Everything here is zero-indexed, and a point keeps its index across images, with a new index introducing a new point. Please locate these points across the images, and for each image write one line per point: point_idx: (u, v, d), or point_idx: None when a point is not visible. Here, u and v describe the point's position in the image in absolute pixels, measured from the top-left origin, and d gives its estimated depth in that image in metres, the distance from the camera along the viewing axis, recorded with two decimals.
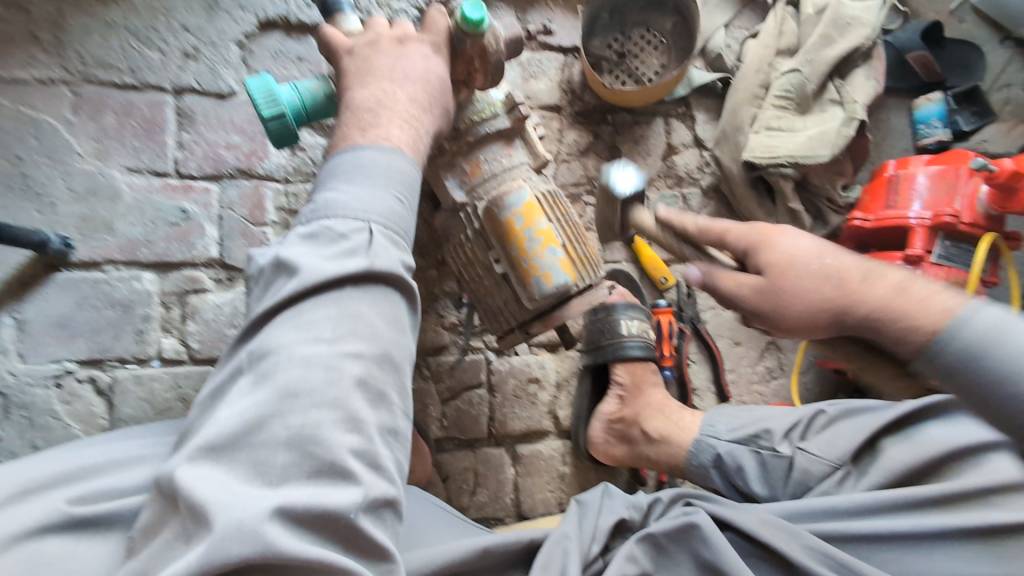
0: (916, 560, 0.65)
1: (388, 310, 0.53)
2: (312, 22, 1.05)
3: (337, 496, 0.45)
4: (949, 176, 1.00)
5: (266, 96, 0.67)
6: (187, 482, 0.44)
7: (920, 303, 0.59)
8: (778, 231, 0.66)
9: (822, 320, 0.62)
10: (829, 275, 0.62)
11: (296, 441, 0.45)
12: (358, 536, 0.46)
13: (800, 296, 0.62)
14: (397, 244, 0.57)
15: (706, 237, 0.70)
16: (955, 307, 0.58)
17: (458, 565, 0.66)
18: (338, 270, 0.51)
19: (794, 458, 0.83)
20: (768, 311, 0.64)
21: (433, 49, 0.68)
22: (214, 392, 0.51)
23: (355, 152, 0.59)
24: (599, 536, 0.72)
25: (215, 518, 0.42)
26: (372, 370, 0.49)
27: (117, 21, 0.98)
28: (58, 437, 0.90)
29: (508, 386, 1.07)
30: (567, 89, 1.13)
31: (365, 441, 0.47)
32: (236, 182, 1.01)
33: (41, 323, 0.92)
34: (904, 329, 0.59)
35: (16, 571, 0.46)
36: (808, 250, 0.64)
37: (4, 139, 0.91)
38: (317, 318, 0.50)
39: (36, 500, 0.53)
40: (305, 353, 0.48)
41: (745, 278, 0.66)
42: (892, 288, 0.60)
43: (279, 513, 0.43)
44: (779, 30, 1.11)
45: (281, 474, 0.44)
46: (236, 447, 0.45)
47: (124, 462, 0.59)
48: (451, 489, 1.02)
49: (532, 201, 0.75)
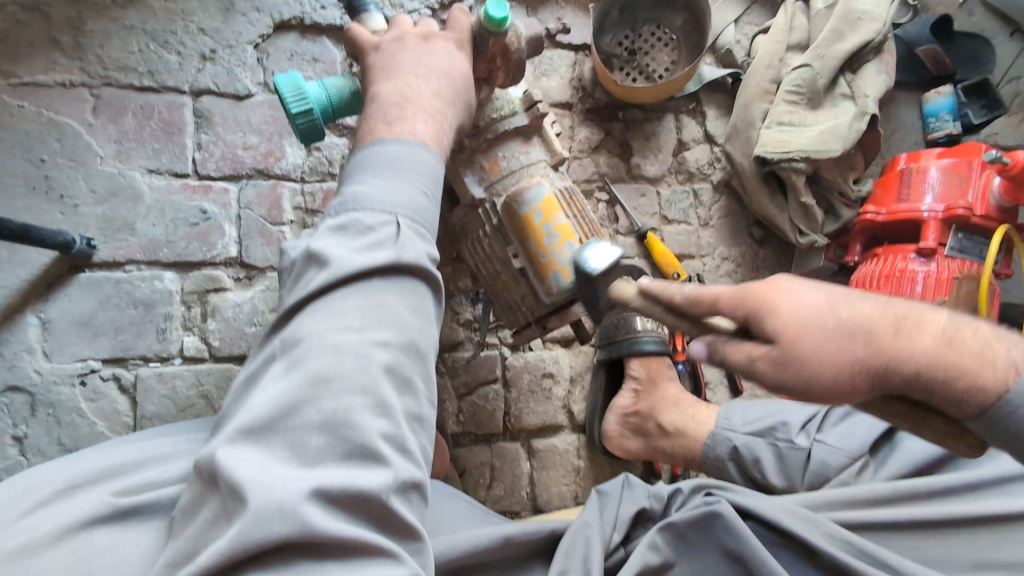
0: (937, 547, 0.66)
1: (413, 300, 0.55)
2: (326, 23, 1.06)
3: (369, 479, 0.46)
4: (961, 169, 1.00)
5: (293, 92, 0.67)
6: (227, 462, 0.45)
7: (978, 355, 0.52)
8: (773, 288, 0.54)
9: (858, 386, 0.52)
10: (854, 335, 0.52)
11: (329, 424, 0.46)
12: (390, 516, 0.47)
13: (826, 366, 0.52)
14: (423, 237, 0.58)
15: (698, 307, 0.56)
16: (1020, 357, 0.53)
17: (482, 554, 0.68)
18: (367, 261, 0.53)
19: (812, 449, 0.85)
20: (793, 384, 0.53)
21: (456, 45, 0.69)
22: (249, 380, 0.53)
23: (381, 144, 0.61)
24: (620, 526, 0.75)
25: (253, 499, 0.43)
26: (399, 358, 0.51)
27: (136, 24, 0.99)
28: (83, 434, 0.92)
29: (524, 381, 1.08)
30: (578, 87, 1.14)
31: (394, 426, 0.48)
32: (253, 182, 1.02)
33: (65, 322, 0.93)
34: (975, 388, 0.52)
35: (68, 561, 0.48)
36: (815, 303, 0.53)
37: (27, 142, 0.93)
38: (347, 307, 0.51)
39: (81, 498, 0.55)
40: (336, 339, 0.49)
41: (755, 348, 0.54)
42: (933, 341, 0.52)
43: (316, 494, 0.44)
44: (790, 25, 1.12)
45: (315, 456, 0.46)
46: (272, 430, 0.47)
47: (158, 459, 0.61)
48: (468, 483, 1.03)
49: (550, 197, 0.76)
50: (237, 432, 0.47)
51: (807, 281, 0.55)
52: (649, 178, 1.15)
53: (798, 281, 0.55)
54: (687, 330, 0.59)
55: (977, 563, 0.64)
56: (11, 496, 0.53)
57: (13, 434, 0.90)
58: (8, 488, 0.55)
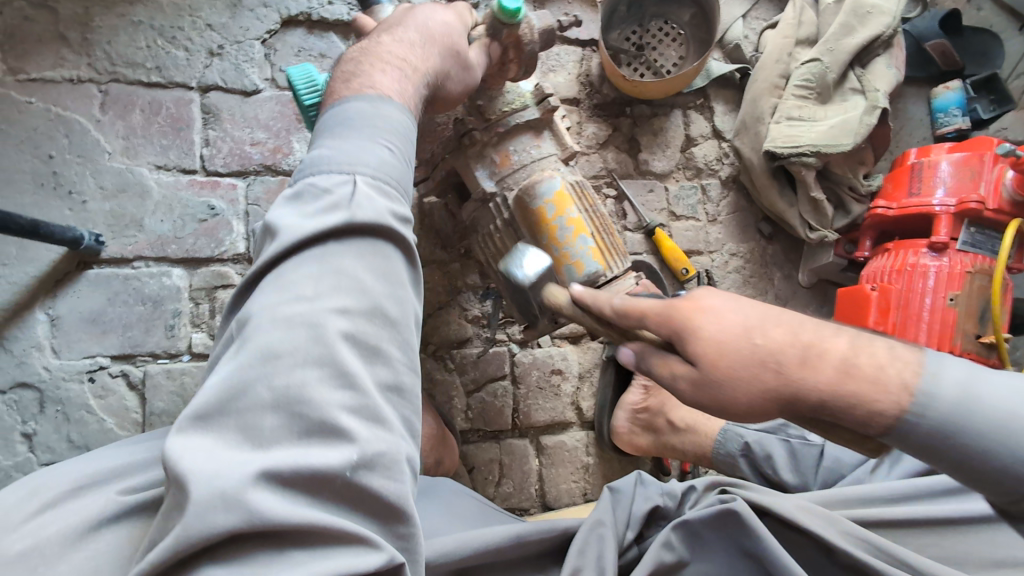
0: (953, 545, 0.64)
1: (377, 262, 0.51)
2: (333, 18, 1.06)
3: (329, 457, 0.42)
4: (973, 164, 1.00)
5: (307, 84, 0.68)
6: (174, 452, 0.41)
7: (874, 380, 0.49)
8: (695, 308, 0.55)
9: (775, 409, 0.52)
10: (765, 361, 0.51)
11: (282, 402, 0.43)
12: (363, 493, 0.43)
13: (741, 390, 0.52)
14: (387, 195, 0.54)
15: (624, 319, 0.62)
16: (913, 378, 0.49)
17: (495, 553, 0.67)
18: (320, 224, 0.49)
19: (825, 446, 0.87)
20: (711, 403, 0.55)
21: (481, 47, 0.71)
22: (210, 367, 0.49)
23: (341, 108, 0.59)
24: (633, 523, 0.75)
25: (196, 490, 0.39)
26: (360, 324, 0.47)
27: (143, 20, 0.99)
28: (92, 431, 0.92)
29: (532, 377, 1.08)
30: (585, 82, 1.14)
31: (358, 397, 0.45)
32: (261, 178, 1.02)
33: (73, 319, 0.93)
34: (872, 414, 0.49)
35: (74, 562, 0.47)
36: (733, 324, 0.53)
37: (35, 138, 0.93)
38: (301, 276, 0.48)
39: (91, 498, 0.54)
40: (287, 312, 0.46)
41: (678, 366, 0.57)
42: (833, 370, 0.50)
43: (265, 477, 0.40)
44: (799, 20, 1.11)
45: (269, 436, 0.42)
46: (221, 413, 0.43)
47: (166, 458, 0.59)
48: (477, 479, 1.03)
49: (563, 190, 0.76)
50: (187, 418, 0.43)
51: (728, 303, 0.54)
52: (657, 173, 1.15)
53: (724, 299, 0.55)
54: (621, 337, 0.66)
55: (997, 561, 0.59)
56: (20, 496, 0.53)
57: (22, 431, 0.90)
58: (19, 488, 0.54)
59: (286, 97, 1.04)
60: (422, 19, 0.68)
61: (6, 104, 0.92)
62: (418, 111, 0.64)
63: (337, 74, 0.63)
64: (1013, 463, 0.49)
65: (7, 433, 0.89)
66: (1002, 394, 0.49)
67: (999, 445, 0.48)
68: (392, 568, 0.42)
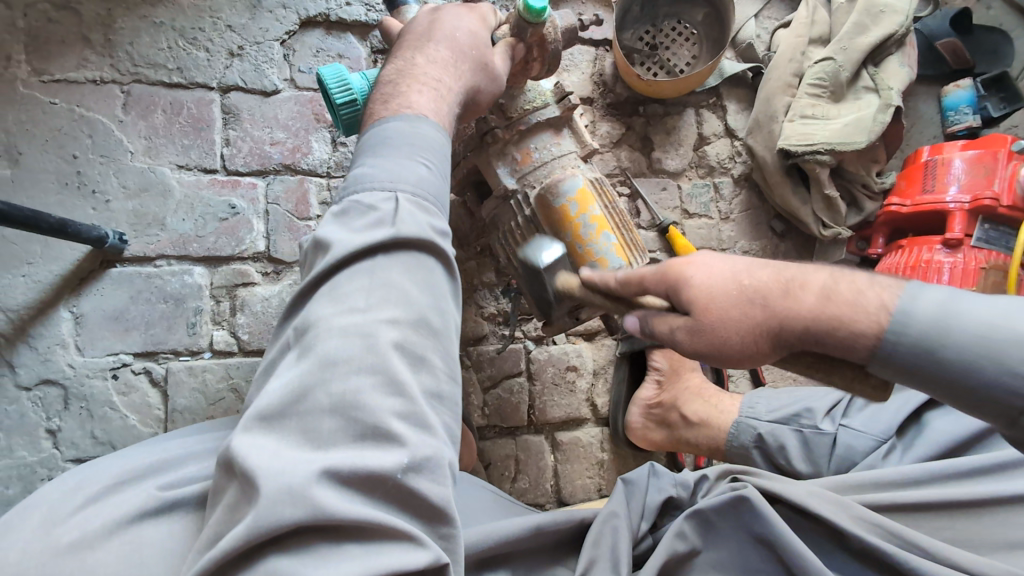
0: (971, 528, 0.66)
1: (421, 275, 0.53)
2: (351, 19, 1.07)
3: (383, 460, 0.45)
4: (987, 160, 1.02)
5: (338, 83, 0.70)
6: (242, 450, 0.45)
7: (852, 304, 0.51)
8: (688, 263, 0.59)
9: (763, 348, 0.55)
10: (752, 300, 0.54)
11: (338, 407, 0.46)
12: (412, 495, 0.46)
13: (732, 329, 0.55)
14: (427, 210, 0.57)
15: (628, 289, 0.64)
16: (890, 299, 0.51)
17: (516, 543, 0.68)
18: (367, 239, 0.53)
19: (838, 434, 0.86)
20: (707, 351, 0.57)
21: (508, 48, 0.73)
22: (267, 369, 0.53)
23: (381, 126, 0.61)
24: (648, 514, 0.76)
25: (264, 485, 0.42)
26: (408, 335, 0.50)
27: (165, 21, 1.00)
28: (116, 427, 0.93)
29: (548, 374, 1.08)
30: (599, 81, 1.15)
31: (407, 404, 0.47)
32: (281, 177, 1.03)
33: (97, 316, 0.94)
34: (852, 335, 0.51)
35: (121, 554, 0.49)
36: (722, 273, 0.57)
37: (59, 138, 0.94)
38: (353, 288, 0.51)
39: (130, 492, 0.55)
40: (340, 322, 0.49)
41: (675, 319, 0.59)
42: (815, 298, 0.52)
43: (326, 475, 0.43)
44: (812, 19, 1.13)
45: (328, 439, 0.45)
46: (285, 415, 0.47)
47: (200, 453, 0.61)
48: (493, 475, 1.04)
49: (585, 188, 0.78)
50: (255, 419, 0.47)
51: (720, 256, 0.58)
52: (670, 172, 1.16)
53: (714, 254, 0.59)
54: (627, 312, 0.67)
55: (1010, 543, 0.63)
56: (61, 493, 0.54)
57: (47, 427, 0.91)
58: (60, 486, 0.56)
59: (306, 98, 1.05)
60: (451, 27, 0.70)
61: (32, 105, 0.93)
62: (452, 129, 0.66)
63: (377, 95, 0.65)
64: (999, 377, 0.47)
65: (32, 430, 0.90)
66: (985, 311, 0.48)
67: (982, 358, 0.47)
68: (437, 568, 0.44)
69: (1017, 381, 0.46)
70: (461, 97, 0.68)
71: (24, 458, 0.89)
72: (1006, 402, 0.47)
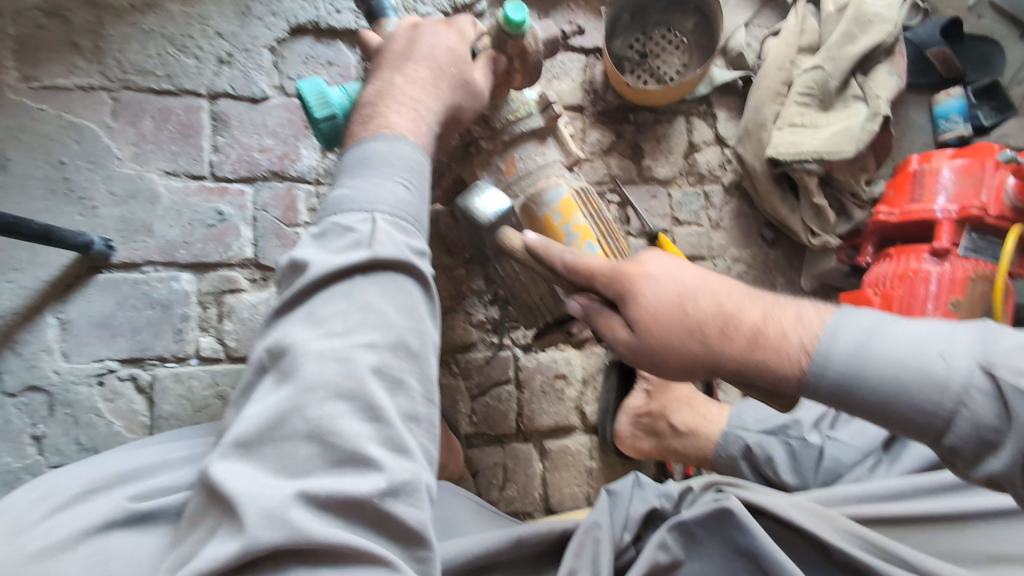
0: (953, 542, 0.66)
1: (399, 297, 0.53)
2: (340, 27, 1.07)
3: (360, 484, 0.45)
4: (974, 170, 1.03)
5: (318, 98, 0.70)
6: (219, 476, 0.44)
7: (777, 347, 0.54)
8: (639, 272, 0.61)
9: (696, 372, 0.59)
10: (690, 329, 0.58)
11: (316, 433, 0.46)
12: (389, 521, 0.45)
13: (669, 353, 0.59)
14: (404, 230, 0.57)
15: (575, 275, 0.66)
16: (812, 339, 0.54)
17: (496, 555, 0.67)
18: (344, 262, 0.52)
19: (824, 447, 0.88)
20: (649, 367, 0.62)
21: (489, 60, 0.74)
22: (242, 393, 0.52)
23: (360, 146, 0.61)
24: (631, 526, 0.74)
25: (243, 512, 0.42)
26: (387, 359, 0.50)
27: (154, 29, 1.01)
28: (101, 434, 0.92)
29: (536, 382, 1.08)
30: (588, 89, 1.14)
31: (384, 428, 0.47)
32: (270, 184, 1.03)
33: (83, 323, 0.94)
34: (774, 377, 0.55)
35: (85, 565, 0.48)
36: (670, 289, 0.60)
37: (47, 145, 0.94)
38: (330, 312, 0.51)
39: (99, 501, 0.55)
40: (318, 347, 0.49)
41: (619, 329, 0.64)
42: (746, 337, 0.56)
43: (302, 497, 0.43)
44: (800, 28, 1.14)
45: (304, 465, 0.45)
46: (262, 442, 0.46)
47: (174, 462, 0.61)
48: (480, 483, 1.03)
49: (569, 197, 0.79)
50: (229, 446, 0.46)
51: (671, 271, 0.61)
52: (659, 180, 1.15)
53: (665, 266, 0.61)
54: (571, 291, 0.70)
55: (994, 557, 0.62)
56: (31, 499, 0.54)
57: (32, 434, 0.90)
58: (28, 496, 0.54)
59: (295, 104, 1.05)
60: (430, 45, 0.70)
61: (21, 112, 0.94)
62: (432, 148, 0.66)
63: (359, 114, 0.65)
64: (915, 409, 0.50)
65: (16, 435, 0.90)
66: (899, 345, 0.51)
67: (897, 393, 0.50)
68: None
69: (931, 417, 0.49)
70: (440, 115, 0.68)
71: (7, 465, 0.89)
72: (919, 433, 0.51)
